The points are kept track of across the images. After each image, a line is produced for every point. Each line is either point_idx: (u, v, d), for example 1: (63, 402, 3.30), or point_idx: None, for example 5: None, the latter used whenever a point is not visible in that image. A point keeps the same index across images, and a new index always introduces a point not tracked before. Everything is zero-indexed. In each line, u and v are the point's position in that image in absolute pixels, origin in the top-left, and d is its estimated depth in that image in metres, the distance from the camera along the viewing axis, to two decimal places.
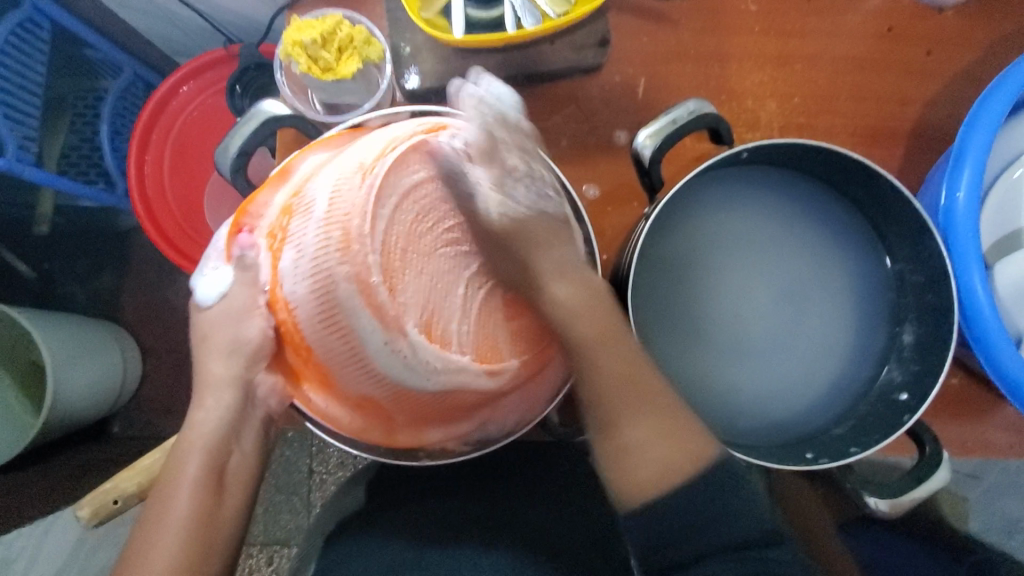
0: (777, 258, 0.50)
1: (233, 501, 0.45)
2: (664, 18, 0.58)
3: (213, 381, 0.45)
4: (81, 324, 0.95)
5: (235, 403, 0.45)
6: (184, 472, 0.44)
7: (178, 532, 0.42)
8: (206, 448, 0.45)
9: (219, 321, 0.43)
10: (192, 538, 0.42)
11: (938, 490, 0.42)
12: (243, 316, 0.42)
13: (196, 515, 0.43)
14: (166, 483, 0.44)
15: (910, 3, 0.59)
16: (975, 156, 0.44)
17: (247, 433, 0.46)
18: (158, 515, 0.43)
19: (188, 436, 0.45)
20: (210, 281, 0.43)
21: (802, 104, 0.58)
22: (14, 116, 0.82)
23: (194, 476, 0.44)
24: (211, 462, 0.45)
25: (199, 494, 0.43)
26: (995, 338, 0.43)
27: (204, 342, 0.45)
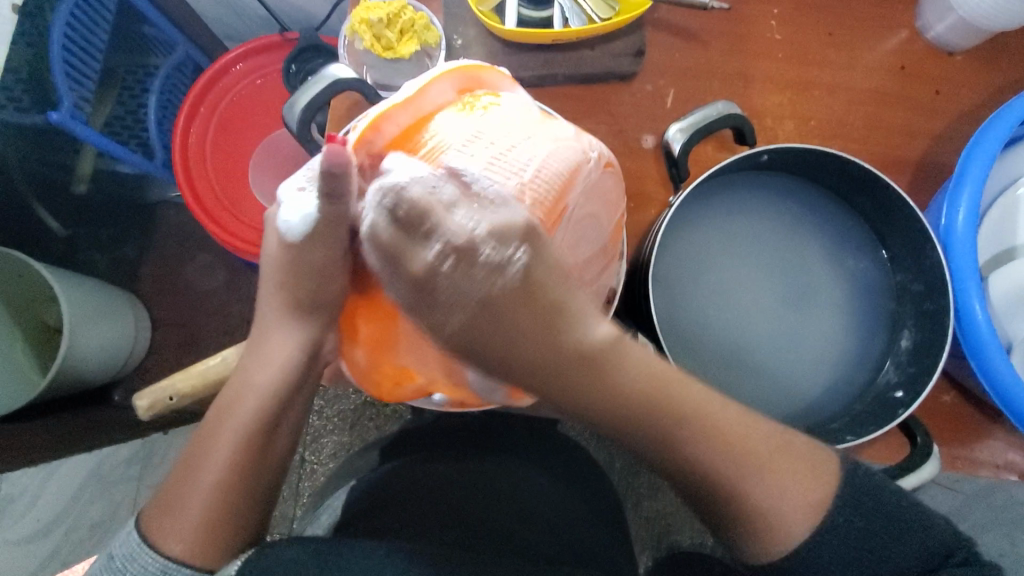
0: (787, 262, 0.53)
1: (276, 453, 0.49)
2: (695, 38, 0.63)
3: (283, 342, 0.49)
4: (101, 288, 0.96)
5: (300, 361, 0.49)
6: (236, 421, 0.47)
7: (226, 475, 0.46)
8: (262, 406, 0.48)
9: (297, 273, 0.46)
10: (230, 486, 0.46)
11: (928, 477, 0.46)
12: (319, 271, 0.45)
13: (244, 466, 0.47)
14: (215, 431, 0.47)
15: (923, 45, 0.64)
16: (976, 176, 0.47)
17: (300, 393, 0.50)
18: (201, 460, 0.47)
19: (242, 391, 0.48)
20: (295, 204, 0.44)
21: (818, 127, 0.62)
22: (72, 75, 0.85)
23: (243, 429, 0.47)
24: (265, 420, 0.48)
25: (249, 445, 0.47)
26: (988, 345, 0.45)
27: (266, 294, 0.51)
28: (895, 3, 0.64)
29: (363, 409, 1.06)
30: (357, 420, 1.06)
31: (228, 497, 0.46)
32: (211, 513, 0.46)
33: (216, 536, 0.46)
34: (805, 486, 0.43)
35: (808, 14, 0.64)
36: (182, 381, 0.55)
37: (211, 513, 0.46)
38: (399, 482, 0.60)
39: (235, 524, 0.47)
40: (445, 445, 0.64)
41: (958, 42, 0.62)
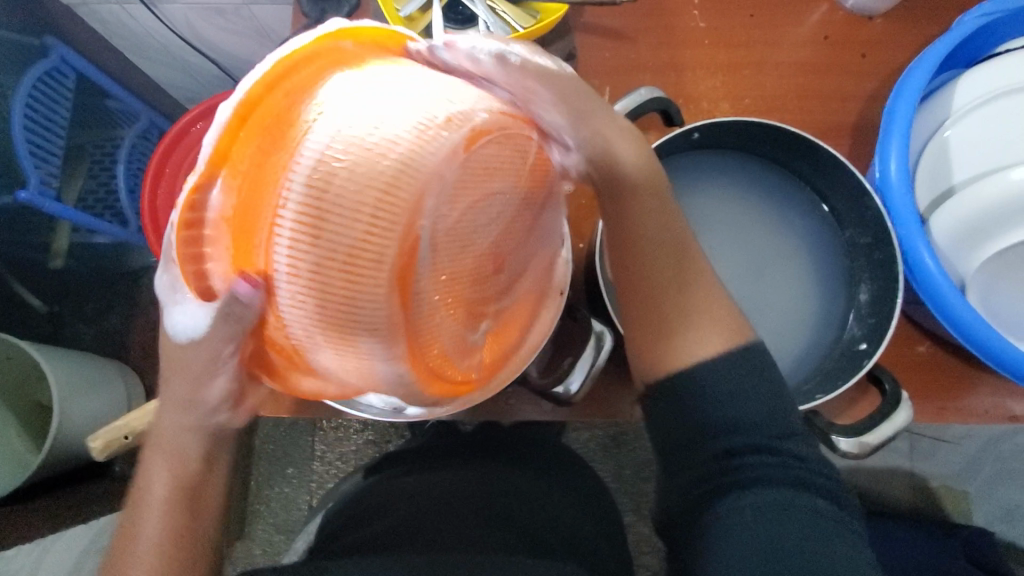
0: (739, 234, 0.54)
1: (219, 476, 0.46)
2: (624, 35, 0.65)
3: (183, 426, 0.44)
4: (87, 359, 0.96)
5: (205, 438, 0.44)
6: (158, 486, 0.44)
7: (163, 536, 0.43)
8: (175, 476, 0.44)
9: (176, 372, 0.41)
10: (169, 547, 0.43)
11: (900, 426, 0.45)
12: (194, 375, 0.40)
13: (175, 531, 0.43)
14: (139, 508, 0.44)
15: (843, 15, 0.66)
16: (902, 126, 0.48)
17: (219, 458, 0.46)
18: (144, 496, 0.44)
19: (151, 467, 0.44)
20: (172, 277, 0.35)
21: (754, 104, 0.64)
22: (36, 154, 0.86)
23: (180, 461, 0.44)
24: (183, 487, 0.44)
25: (175, 511, 0.43)
26: (941, 285, 0.45)
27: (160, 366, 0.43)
28: None
29: (362, 449, 1.05)
30: (359, 460, 1.05)
31: (171, 556, 0.43)
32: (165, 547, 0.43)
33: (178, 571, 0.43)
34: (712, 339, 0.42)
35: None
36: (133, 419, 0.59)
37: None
38: (389, 489, 0.62)
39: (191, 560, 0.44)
40: (430, 460, 0.66)
41: (874, 6, 0.64)
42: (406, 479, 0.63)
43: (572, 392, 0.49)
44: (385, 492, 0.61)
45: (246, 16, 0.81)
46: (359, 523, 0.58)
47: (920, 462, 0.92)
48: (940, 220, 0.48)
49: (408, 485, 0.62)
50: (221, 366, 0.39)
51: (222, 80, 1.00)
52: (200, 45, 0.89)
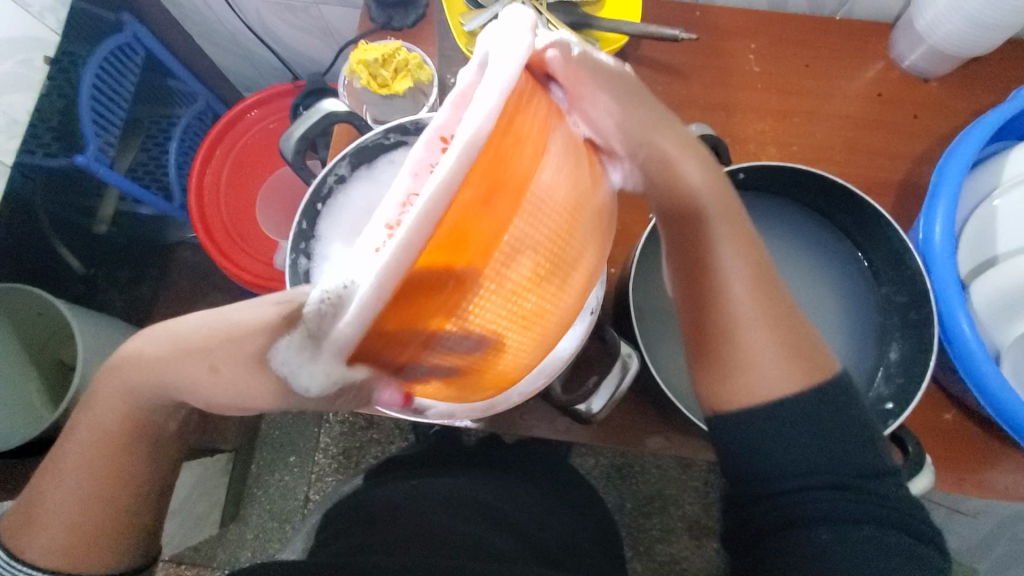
0: (774, 278, 0.54)
1: (151, 457, 0.46)
2: (677, 71, 0.66)
3: (125, 375, 0.41)
4: (115, 325, 0.98)
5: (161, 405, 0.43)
6: (78, 433, 0.43)
7: (82, 483, 0.44)
8: (102, 424, 0.43)
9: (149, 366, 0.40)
10: (92, 491, 0.44)
11: (922, 490, 0.44)
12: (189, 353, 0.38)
13: (99, 476, 0.44)
14: (59, 456, 0.44)
15: (899, 74, 0.66)
16: (950, 190, 0.48)
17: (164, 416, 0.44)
18: (61, 467, 0.44)
19: (85, 410, 0.43)
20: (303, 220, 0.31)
21: (800, 152, 0.64)
22: (98, 123, 0.90)
23: (107, 442, 0.43)
24: (132, 433, 0.44)
25: (103, 455, 0.44)
26: (976, 353, 0.44)
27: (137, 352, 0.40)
28: (868, 35, 0.67)
29: (367, 446, 1.06)
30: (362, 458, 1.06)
31: (85, 510, 0.44)
32: (87, 522, 0.44)
33: (87, 541, 0.44)
34: (790, 370, 0.38)
35: (785, 48, 0.67)
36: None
37: (75, 518, 0.44)
38: (391, 488, 0.62)
39: (114, 541, 0.45)
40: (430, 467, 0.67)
41: (931, 68, 0.64)
42: (407, 483, 0.63)
43: (594, 411, 0.49)
44: (385, 496, 0.61)
45: (314, 14, 0.85)
46: (358, 516, 0.58)
47: None
48: (980, 288, 0.47)
49: (409, 488, 0.62)
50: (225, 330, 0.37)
51: (281, 71, 1.04)
52: (266, 37, 0.93)
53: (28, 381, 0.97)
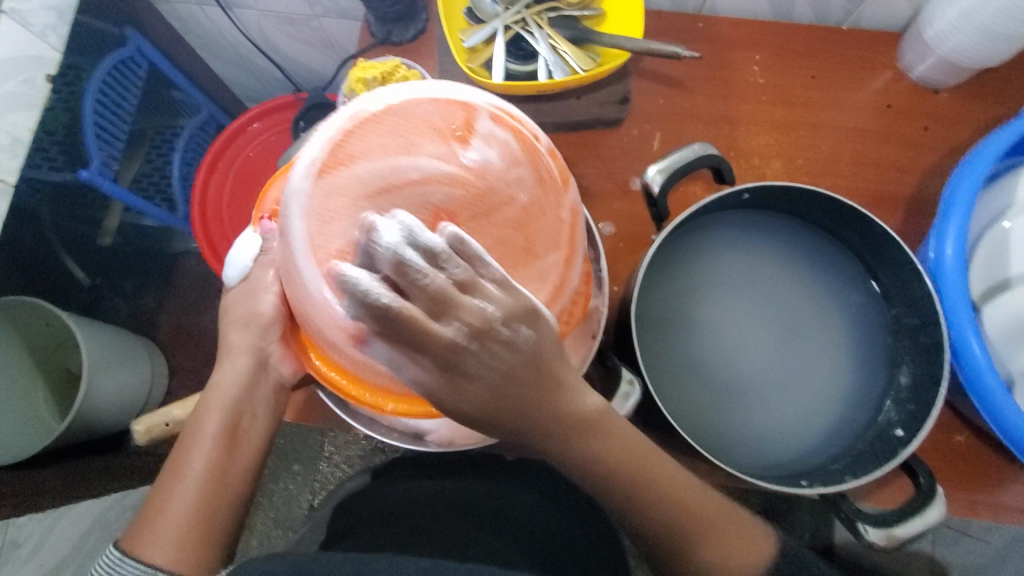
0: (777, 299, 0.53)
1: (241, 459, 0.46)
2: (680, 83, 0.65)
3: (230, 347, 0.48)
4: (120, 335, 0.98)
5: (251, 368, 0.47)
6: (205, 421, 0.46)
7: (196, 487, 0.44)
8: (226, 407, 0.46)
9: (239, 298, 0.46)
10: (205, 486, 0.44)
11: (933, 522, 0.42)
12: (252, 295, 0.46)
13: (213, 472, 0.44)
14: (186, 439, 0.46)
15: (907, 85, 0.65)
16: (962, 211, 0.47)
17: (261, 397, 0.48)
18: (180, 461, 0.45)
19: (209, 393, 0.47)
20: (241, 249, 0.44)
21: (806, 166, 0.63)
22: (102, 136, 0.90)
23: (212, 435, 0.46)
24: (228, 421, 0.46)
25: (214, 451, 0.45)
26: (988, 380, 0.43)
27: (228, 325, 0.47)
28: (875, 45, 0.66)
29: None
30: None
31: (201, 514, 0.43)
32: (195, 522, 0.43)
33: (201, 545, 0.43)
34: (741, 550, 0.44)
35: (792, 59, 0.66)
36: (181, 409, 0.55)
37: (194, 520, 0.43)
38: (398, 484, 0.60)
39: (211, 540, 0.43)
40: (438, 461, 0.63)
41: (941, 80, 0.63)
42: (411, 485, 0.59)
43: None
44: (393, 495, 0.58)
45: (315, 27, 0.84)
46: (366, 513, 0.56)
47: (941, 548, 0.90)
48: (993, 312, 0.46)
49: (417, 489, 0.59)
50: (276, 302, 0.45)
51: (283, 82, 1.04)
52: (268, 49, 0.92)
53: (35, 393, 0.97)
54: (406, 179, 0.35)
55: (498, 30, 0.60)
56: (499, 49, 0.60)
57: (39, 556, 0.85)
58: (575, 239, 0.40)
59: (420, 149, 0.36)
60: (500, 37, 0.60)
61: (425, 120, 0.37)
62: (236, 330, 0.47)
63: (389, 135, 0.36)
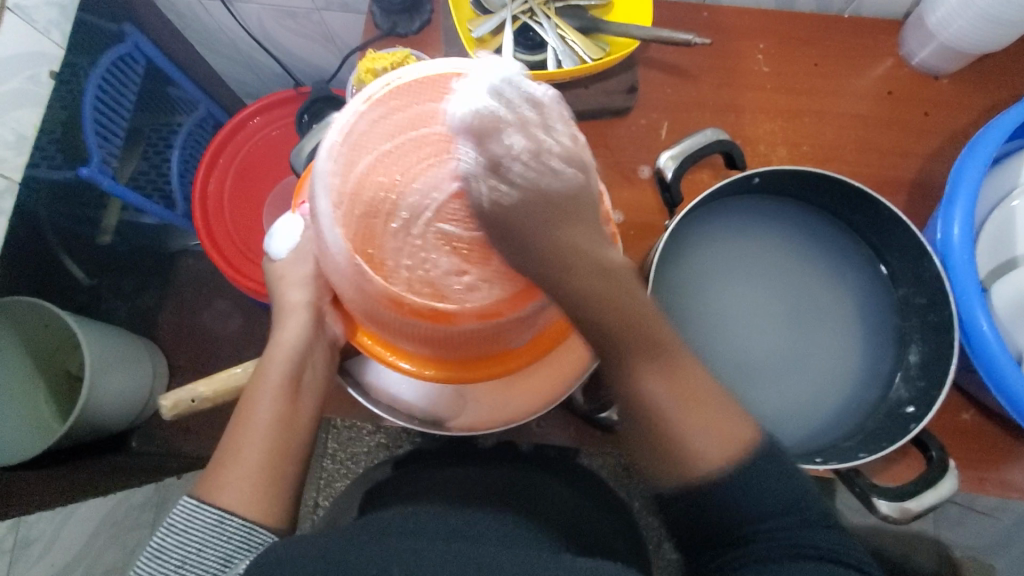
0: (788, 281, 0.54)
1: (304, 412, 0.46)
2: (685, 72, 0.65)
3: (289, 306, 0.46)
4: (122, 334, 0.97)
5: (310, 326, 0.46)
6: (270, 376, 0.45)
7: (268, 434, 0.44)
8: (287, 360, 0.45)
9: (288, 269, 0.46)
10: (274, 433, 0.44)
11: (946, 495, 0.43)
12: (302, 266, 0.46)
13: (281, 420, 0.44)
14: (252, 391, 0.45)
15: (908, 71, 0.66)
16: (968, 191, 0.47)
17: (319, 353, 0.46)
18: (248, 410, 0.44)
19: (270, 350, 0.46)
20: (284, 234, 0.46)
21: (811, 152, 0.64)
22: (101, 133, 0.89)
23: (277, 385, 0.45)
24: (292, 372, 0.45)
25: (279, 402, 0.45)
26: (997, 355, 0.44)
27: (282, 281, 0.46)
28: (876, 33, 0.67)
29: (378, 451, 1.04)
30: None
31: (269, 462, 0.43)
32: (265, 472, 0.43)
33: (271, 493, 0.43)
34: None
35: (794, 47, 0.66)
36: (205, 385, 0.51)
37: (264, 468, 0.43)
38: (419, 472, 0.60)
39: (280, 491, 0.43)
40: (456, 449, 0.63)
41: (940, 65, 0.64)
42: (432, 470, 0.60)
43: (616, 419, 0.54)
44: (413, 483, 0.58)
45: (316, 20, 0.84)
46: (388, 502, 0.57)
47: (944, 529, 0.91)
48: (1002, 289, 0.47)
49: (437, 475, 0.59)
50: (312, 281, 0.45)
51: (281, 77, 1.03)
52: (267, 44, 0.92)
53: (35, 395, 0.96)
54: (432, 144, 0.37)
55: (506, 20, 0.61)
56: (507, 39, 0.60)
57: (47, 559, 0.84)
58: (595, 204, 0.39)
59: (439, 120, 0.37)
60: (507, 27, 0.60)
61: (436, 95, 0.39)
62: (298, 285, 0.46)
63: (408, 111, 0.38)
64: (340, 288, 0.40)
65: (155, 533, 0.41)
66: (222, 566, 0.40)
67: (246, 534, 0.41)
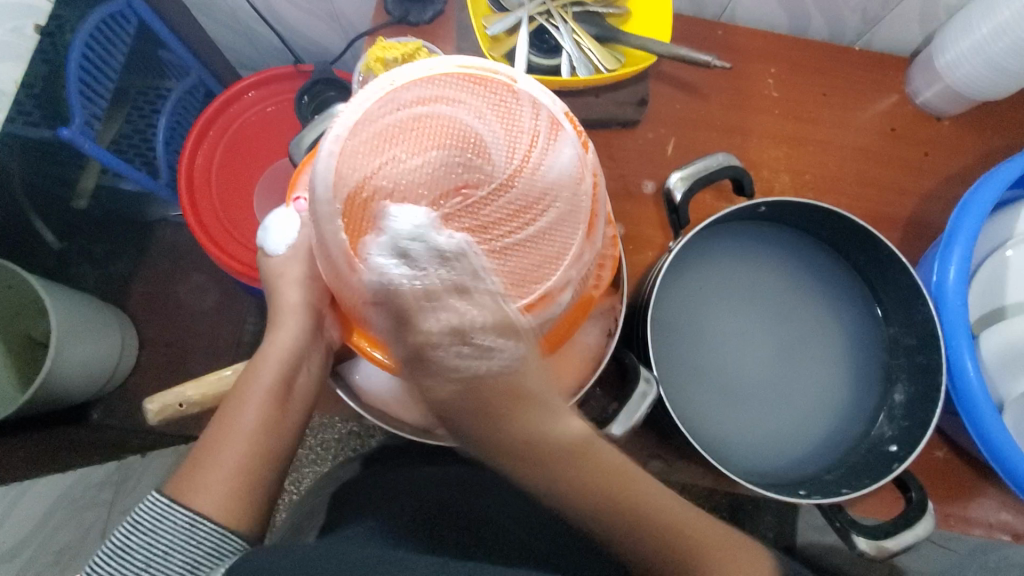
0: (784, 312, 0.55)
1: (291, 418, 0.45)
2: (697, 91, 0.65)
3: (284, 308, 0.45)
4: (91, 302, 0.93)
5: (305, 329, 0.44)
6: (259, 380, 0.43)
7: (251, 438, 0.42)
8: (280, 363, 0.44)
9: (282, 266, 0.44)
10: (260, 437, 0.42)
11: (922, 536, 0.44)
12: (298, 260, 0.44)
13: (266, 424, 0.43)
14: (239, 391, 0.44)
15: (912, 109, 0.66)
16: (966, 238, 0.48)
17: (313, 357, 0.45)
18: (232, 411, 0.43)
19: (261, 350, 0.45)
20: (280, 228, 0.44)
21: (813, 182, 0.64)
22: (85, 93, 0.84)
23: (267, 388, 0.43)
24: (283, 377, 0.44)
25: (266, 405, 0.43)
26: (980, 402, 0.45)
27: (275, 281, 0.44)
28: (886, 68, 0.67)
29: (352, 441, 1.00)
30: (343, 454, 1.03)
31: (251, 466, 0.41)
32: (243, 477, 0.41)
33: (250, 500, 0.41)
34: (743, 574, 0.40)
35: (805, 75, 0.66)
36: (194, 388, 0.49)
37: (246, 474, 0.41)
38: (402, 471, 0.59)
39: (255, 497, 0.41)
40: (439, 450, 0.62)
41: (944, 107, 0.65)
42: (415, 470, 0.59)
43: None
44: (396, 482, 0.57)
45: None
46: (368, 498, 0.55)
47: (902, 555, 0.94)
48: (990, 337, 0.48)
49: (421, 477, 0.58)
50: (315, 278, 0.44)
51: (280, 51, 1.00)
52: (269, 17, 0.89)
53: None
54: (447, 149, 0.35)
55: (522, 20, 0.59)
56: (522, 40, 0.59)
57: None
58: (596, 208, 0.38)
59: (445, 103, 0.37)
60: (524, 27, 0.59)
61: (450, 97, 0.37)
62: (295, 285, 0.44)
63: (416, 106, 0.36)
64: (340, 291, 0.39)
65: (121, 529, 0.39)
66: (190, 573, 0.38)
67: (218, 540, 0.39)
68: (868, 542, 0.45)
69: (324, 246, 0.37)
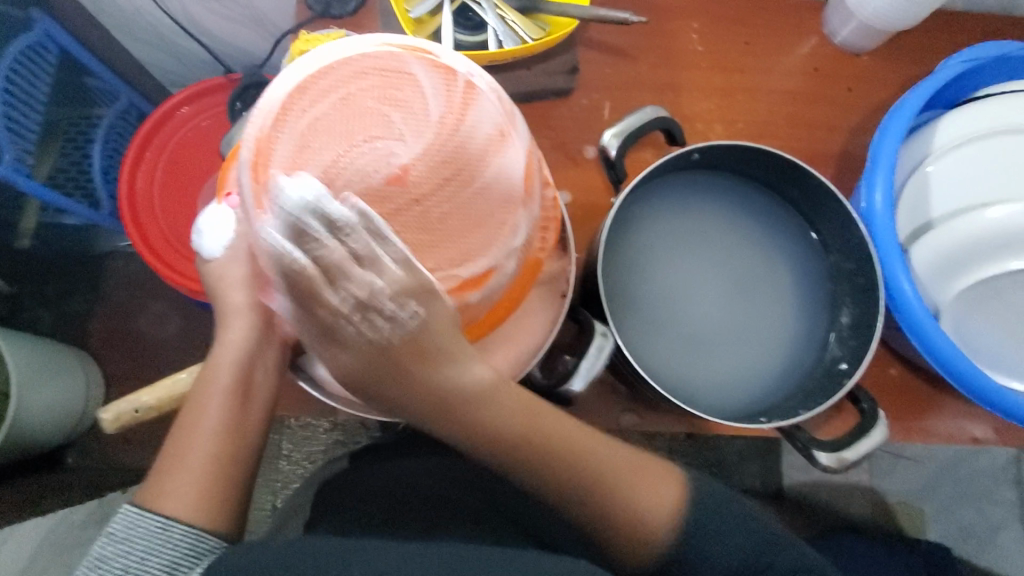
0: (730, 253, 0.57)
1: (252, 417, 0.44)
2: (625, 53, 0.66)
3: (232, 310, 0.44)
4: (48, 346, 0.90)
5: (256, 327, 0.45)
6: (215, 380, 0.43)
7: (214, 438, 0.42)
8: (235, 362, 0.44)
9: (223, 270, 0.44)
10: (225, 436, 0.42)
11: (876, 444, 0.47)
12: (241, 261, 0.44)
13: (229, 424, 0.42)
14: (196, 395, 0.43)
15: (832, 50, 0.69)
16: (887, 161, 0.51)
17: (269, 354, 0.45)
18: (193, 416, 0.42)
19: (214, 353, 0.44)
20: (212, 228, 0.44)
21: (747, 128, 0.66)
22: (10, 129, 0.81)
23: (224, 390, 0.43)
24: (239, 374, 0.44)
25: (226, 404, 0.43)
26: (917, 309, 0.47)
27: (221, 283, 0.44)
28: (802, 12, 0.70)
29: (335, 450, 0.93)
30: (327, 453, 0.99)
31: (219, 466, 0.41)
32: (212, 478, 0.41)
33: (223, 499, 0.41)
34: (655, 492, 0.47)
35: (728, 26, 0.68)
36: (148, 393, 0.49)
37: (214, 473, 0.41)
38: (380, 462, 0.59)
39: (227, 496, 0.41)
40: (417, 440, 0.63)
41: (861, 43, 0.67)
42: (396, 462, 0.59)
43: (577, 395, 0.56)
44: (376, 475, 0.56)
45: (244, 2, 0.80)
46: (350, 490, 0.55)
47: (878, 477, 0.98)
48: (920, 252, 0.51)
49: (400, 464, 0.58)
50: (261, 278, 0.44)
51: (209, 63, 0.97)
52: (192, 28, 0.87)
53: None
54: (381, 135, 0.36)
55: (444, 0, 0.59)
56: (446, 19, 0.59)
57: None
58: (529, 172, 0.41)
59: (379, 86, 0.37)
60: (446, 8, 0.59)
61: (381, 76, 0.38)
62: (239, 286, 0.44)
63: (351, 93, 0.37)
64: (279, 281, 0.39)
65: (97, 545, 0.39)
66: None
67: (193, 542, 0.39)
68: (829, 455, 0.47)
69: (258, 237, 0.37)
